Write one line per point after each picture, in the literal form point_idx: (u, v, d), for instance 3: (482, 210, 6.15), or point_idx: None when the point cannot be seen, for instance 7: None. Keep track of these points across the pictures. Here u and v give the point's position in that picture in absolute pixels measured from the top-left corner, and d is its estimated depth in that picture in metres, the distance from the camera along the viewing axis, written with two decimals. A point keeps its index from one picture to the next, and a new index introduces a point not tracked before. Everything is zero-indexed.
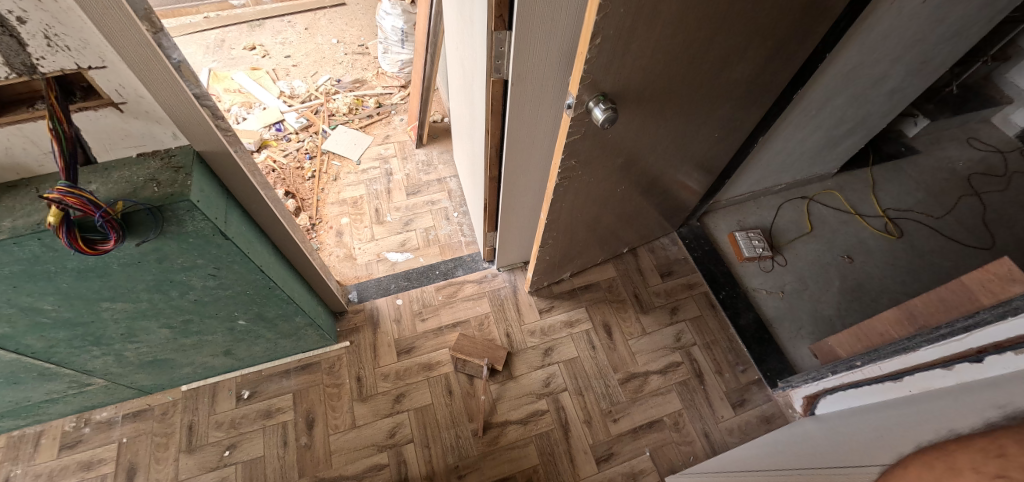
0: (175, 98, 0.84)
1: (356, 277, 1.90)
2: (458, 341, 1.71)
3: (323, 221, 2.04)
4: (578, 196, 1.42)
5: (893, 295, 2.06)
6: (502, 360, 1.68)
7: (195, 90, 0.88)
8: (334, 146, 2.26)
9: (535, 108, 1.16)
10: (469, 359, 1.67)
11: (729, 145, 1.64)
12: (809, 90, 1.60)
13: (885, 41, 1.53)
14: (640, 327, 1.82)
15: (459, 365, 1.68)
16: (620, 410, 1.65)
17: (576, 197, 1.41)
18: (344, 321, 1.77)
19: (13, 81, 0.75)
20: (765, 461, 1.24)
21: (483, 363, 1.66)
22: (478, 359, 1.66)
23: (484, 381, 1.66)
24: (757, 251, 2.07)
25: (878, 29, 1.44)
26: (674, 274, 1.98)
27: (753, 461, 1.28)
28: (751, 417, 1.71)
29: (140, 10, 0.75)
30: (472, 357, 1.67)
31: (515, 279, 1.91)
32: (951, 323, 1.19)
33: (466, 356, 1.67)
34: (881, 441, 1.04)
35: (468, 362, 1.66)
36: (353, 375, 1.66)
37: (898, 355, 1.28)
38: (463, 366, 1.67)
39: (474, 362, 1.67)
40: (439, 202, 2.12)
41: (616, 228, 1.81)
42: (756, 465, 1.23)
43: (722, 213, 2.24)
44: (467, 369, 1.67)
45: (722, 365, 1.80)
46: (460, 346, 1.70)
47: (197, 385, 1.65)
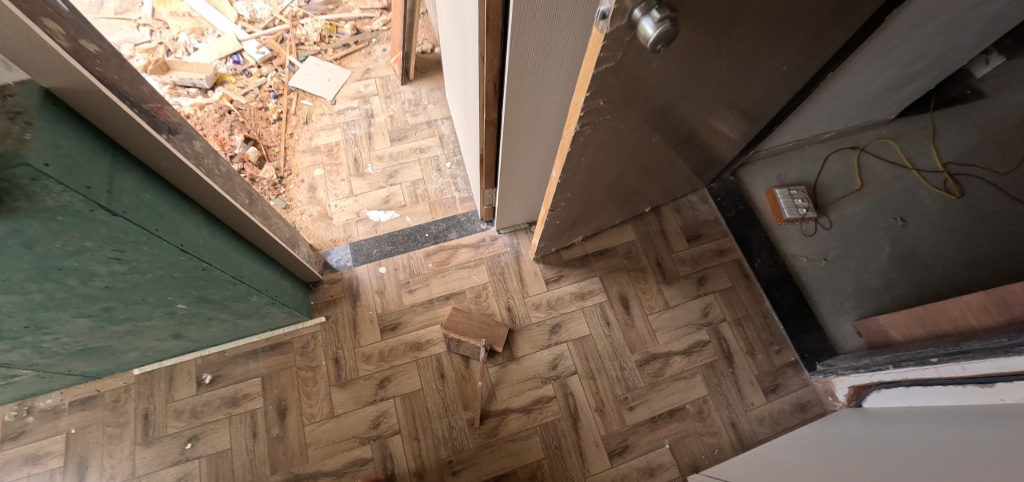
0: None
1: (332, 240, 1.62)
2: (450, 317, 1.45)
3: (292, 174, 1.73)
4: (600, 148, 1.11)
5: (951, 262, 1.79)
6: (503, 341, 1.43)
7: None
8: (304, 83, 1.91)
9: (550, 28, 0.82)
10: (464, 339, 1.42)
11: (786, 82, 1.31)
12: (896, 13, 1.25)
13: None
14: (662, 300, 1.57)
15: (452, 346, 1.44)
16: (638, 396, 1.44)
17: (597, 149, 1.10)
18: (319, 293, 1.51)
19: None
20: (801, 471, 1.04)
21: (480, 344, 1.42)
22: (474, 339, 1.42)
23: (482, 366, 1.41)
24: (801, 212, 1.78)
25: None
26: (703, 238, 1.69)
27: (787, 470, 1.09)
28: (783, 404, 1.52)
29: None
30: (467, 337, 1.42)
31: (516, 243, 1.61)
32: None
33: (460, 336, 1.42)
34: (974, 463, 0.81)
35: (463, 345, 1.43)
36: (331, 357, 1.43)
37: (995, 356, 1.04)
38: (459, 349, 1.43)
39: (470, 343, 1.42)
40: (428, 149, 1.79)
41: (640, 185, 1.51)
42: (789, 474, 1.03)
43: (759, 165, 1.92)
44: (461, 351, 1.43)
45: (754, 344, 1.57)
46: (454, 324, 1.44)
47: (152, 368, 1.43)
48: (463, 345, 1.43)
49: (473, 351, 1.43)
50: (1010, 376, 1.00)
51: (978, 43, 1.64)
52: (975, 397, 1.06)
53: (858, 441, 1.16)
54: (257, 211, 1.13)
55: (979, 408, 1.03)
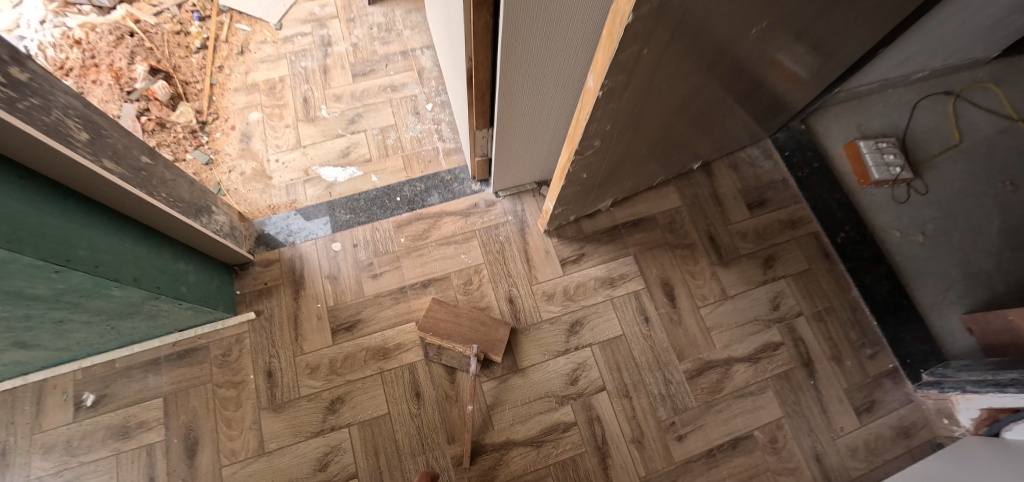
0: None
1: (270, 207, 1.18)
2: (428, 314, 1.02)
3: (219, 118, 1.29)
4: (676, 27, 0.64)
5: None
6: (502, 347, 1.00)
7: None
8: (239, 1, 1.44)
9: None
10: (448, 344, 1.00)
11: None
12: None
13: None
14: (719, 287, 1.16)
15: (433, 352, 1.03)
16: (689, 421, 1.04)
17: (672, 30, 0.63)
18: (247, 279, 1.09)
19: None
20: None
21: (470, 351, 0.99)
22: (461, 344, 0.99)
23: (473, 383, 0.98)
24: (893, 172, 1.37)
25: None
26: (768, 205, 1.27)
27: None
28: (881, 429, 1.12)
29: None
30: (452, 343, 0.99)
31: (520, 211, 1.18)
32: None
33: (442, 340, 0.99)
34: None
35: (447, 351, 1.02)
36: (261, 369, 1.02)
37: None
38: (441, 357, 1.02)
39: (457, 350, 1.00)
40: (403, 87, 1.34)
41: (697, 128, 1.08)
42: None
43: (834, 113, 1.49)
44: (444, 360, 1.02)
45: (841, 347, 1.16)
46: (432, 325, 1.01)
47: (12, 386, 1.01)
48: (449, 351, 1.02)
49: (461, 361, 1.01)
50: None
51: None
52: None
53: (992, 480, 0.80)
54: (97, 150, 0.72)
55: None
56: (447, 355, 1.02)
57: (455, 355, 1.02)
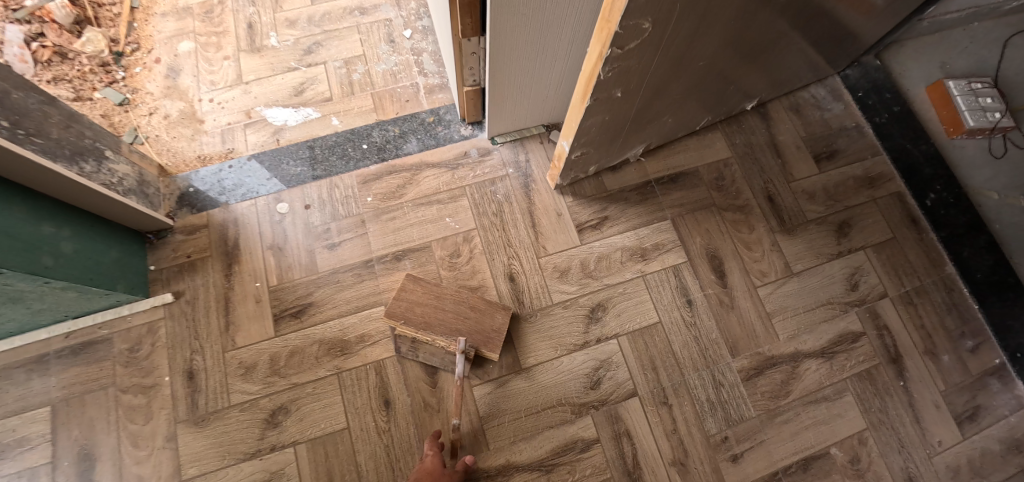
0: None
1: (200, 158, 0.91)
2: (399, 297, 0.76)
3: (139, 49, 1.01)
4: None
5: None
6: (499, 342, 0.75)
7: None
8: None
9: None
10: (426, 335, 0.74)
11: None
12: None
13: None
14: (781, 262, 0.89)
15: (408, 346, 0.77)
16: (746, 435, 0.79)
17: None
18: (166, 250, 0.83)
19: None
20: None
21: (455, 344, 0.74)
22: (444, 335, 0.74)
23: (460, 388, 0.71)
24: (991, 118, 1.07)
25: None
26: (839, 157, 1.00)
27: None
28: (989, 443, 0.87)
29: None
30: (432, 334, 0.74)
31: (523, 162, 0.91)
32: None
33: (419, 330, 0.74)
34: None
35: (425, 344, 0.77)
36: (180, 369, 0.77)
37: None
38: (418, 353, 0.77)
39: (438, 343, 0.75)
40: (375, 10, 1.05)
41: (764, 46, 0.80)
42: None
43: (912, 49, 1.20)
44: (422, 355, 0.77)
45: (936, 338, 0.91)
46: (405, 311, 0.75)
47: None
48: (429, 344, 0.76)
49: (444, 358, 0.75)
50: None
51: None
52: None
53: None
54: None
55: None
56: (425, 348, 0.77)
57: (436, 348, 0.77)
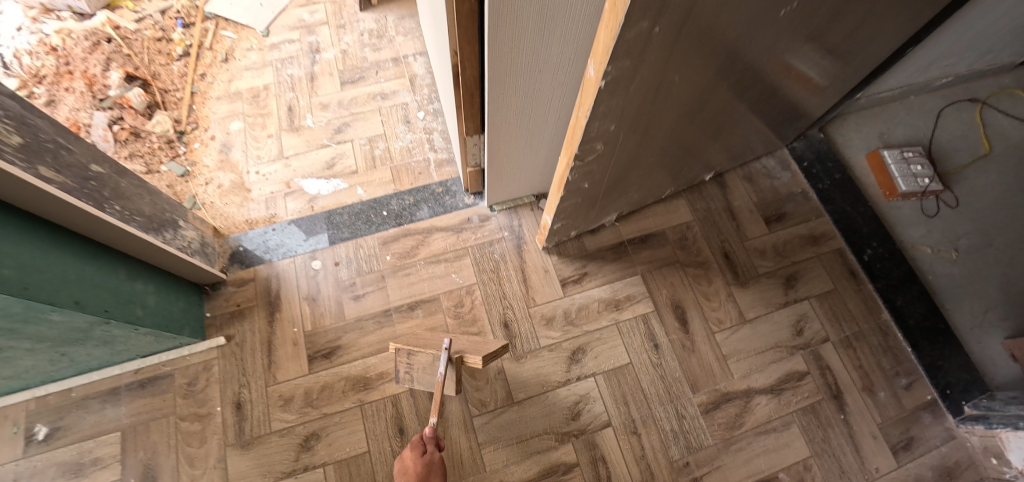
0: None
1: (248, 222, 1.09)
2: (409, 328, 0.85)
3: (197, 128, 1.21)
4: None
5: None
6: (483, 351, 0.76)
7: None
8: (225, 8, 1.39)
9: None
10: (421, 347, 0.79)
11: None
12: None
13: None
14: (736, 310, 1.05)
15: (405, 369, 0.80)
16: (705, 461, 0.93)
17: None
18: (219, 301, 1.00)
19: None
20: None
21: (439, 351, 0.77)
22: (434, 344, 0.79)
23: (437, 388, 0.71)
24: (920, 183, 1.27)
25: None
26: (787, 219, 1.17)
27: None
28: (922, 470, 1.00)
29: None
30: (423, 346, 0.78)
31: (517, 226, 1.09)
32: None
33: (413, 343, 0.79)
34: None
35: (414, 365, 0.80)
36: (230, 400, 0.93)
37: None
38: (410, 376, 0.79)
39: (425, 355, 0.78)
40: (394, 95, 1.26)
41: (711, 133, 0.98)
42: None
43: (855, 121, 1.40)
44: (416, 377, 0.79)
45: (873, 377, 1.05)
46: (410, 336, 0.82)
47: None
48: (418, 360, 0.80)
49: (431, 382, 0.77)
50: None
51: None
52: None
53: None
54: (32, 156, 0.64)
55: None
56: (415, 368, 0.79)
57: (424, 363, 0.78)
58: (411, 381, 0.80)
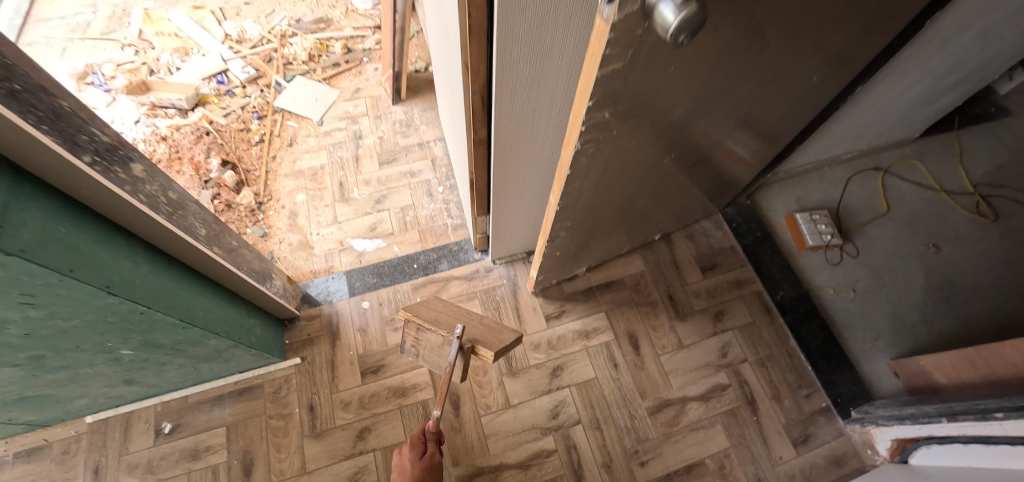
0: None
1: (313, 272, 1.47)
2: (421, 303, 0.94)
3: (272, 200, 1.60)
4: (613, 153, 0.88)
5: (994, 291, 1.63)
6: (494, 344, 0.86)
7: None
8: (289, 103, 1.81)
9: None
10: (432, 326, 0.89)
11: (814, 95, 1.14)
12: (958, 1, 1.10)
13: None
14: (676, 338, 1.41)
15: (411, 340, 0.93)
16: (650, 449, 1.28)
17: (609, 156, 0.87)
18: (294, 331, 1.36)
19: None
20: None
21: (451, 334, 0.87)
22: (444, 327, 0.88)
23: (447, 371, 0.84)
24: (825, 238, 1.62)
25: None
26: (718, 268, 1.54)
27: None
28: (816, 458, 1.32)
29: None
30: (434, 326, 0.88)
31: (513, 275, 1.47)
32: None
33: (426, 320, 0.89)
34: None
35: (424, 340, 0.91)
36: (305, 404, 1.28)
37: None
38: (418, 350, 0.93)
39: (438, 335, 0.89)
40: (419, 173, 1.66)
41: (652, 210, 1.36)
42: None
43: (777, 188, 1.76)
44: (422, 350, 0.92)
45: (780, 388, 1.40)
46: (421, 311, 0.91)
47: (106, 416, 1.28)
48: (428, 338, 0.91)
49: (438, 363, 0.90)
50: None
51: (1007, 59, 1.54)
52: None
53: None
54: (215, 240, 1.00)
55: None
56: (424, 345, 0.92)
57: (433, 343, 0.90)
58: (417, 354, 0.94)
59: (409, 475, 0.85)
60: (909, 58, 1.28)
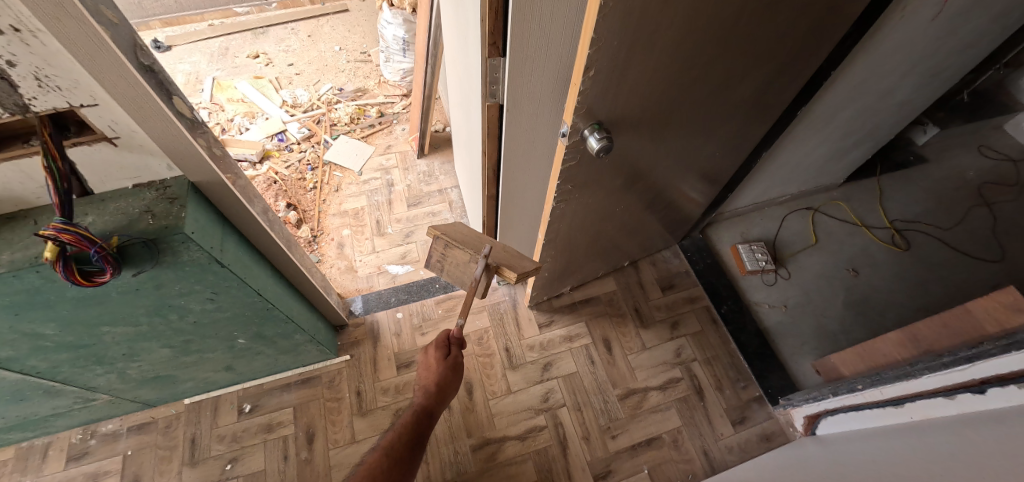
0: (181, 141, 0.85)
1: (357, 289, 1.90)
2: (449, 228, 1.03)
3: (324, 234, 2.04)
4: (580, 204, 1.33)
5: (907, 309, 1.94)
6: (518, 267, 0.95)
7: (195, 131, 0.89)
8: (335, 156, 2.27)
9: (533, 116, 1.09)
10: (459, 245, 0.98)
11: (727, 160, 1.54)
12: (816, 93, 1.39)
13: (897, 27, 1.28)
14: (640, 342, 1.81)
15: (437, 256, 1.01)
16: (619, 426, 1.65)
17: (577, 205, 1.32)
18: (344, 335, 1.77)
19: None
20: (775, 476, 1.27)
21: (478, 254, 0.96)
22: (470, 247, 0.97)
23: (472, 284, 0.95)
24: (761, 264, 2.01)
25: (894, 16, 1.23)
26: (675, 288, 1.97)
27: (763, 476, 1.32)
28: (750, 435, 1.67)
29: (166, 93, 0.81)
30: (462, 245, 0.97)
31: (514, 293, 1.92)
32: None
33: (455, 240, 0.98)
34: (885, 458, 1.07)
35: (450, 257, 0.99)
36: (353, 390, 1.67)
37: (942, 369, 1.12)
38: (443, 266, 1.01)
39: (464, 253, 0.97)
40: (439, 213, 2.11)
41: (619, 243, 1.79)
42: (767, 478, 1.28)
43: (724, 225, 2.18)
44: (446, 266, 1.00)
45: (722, 381, 1.77)
46: (449, 234, 1.00)
47: (200, 398, 1.67)
48: (455, 254, 0.99)
49: (462, 277, 0.99)
50: (914, 397, 1.18)
51: (903, 119, 1.84)
52: (942, 408, 1.11)
53: (805, 452, 1.42)
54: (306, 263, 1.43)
55: (942, 419, 1.09)
56: (449, 260, 1.00)
57: (460, 260, 0.98)
58: (441, 270, 1.02)
59: (436, 371, 1.05)
60: (803, 136, 1.65)
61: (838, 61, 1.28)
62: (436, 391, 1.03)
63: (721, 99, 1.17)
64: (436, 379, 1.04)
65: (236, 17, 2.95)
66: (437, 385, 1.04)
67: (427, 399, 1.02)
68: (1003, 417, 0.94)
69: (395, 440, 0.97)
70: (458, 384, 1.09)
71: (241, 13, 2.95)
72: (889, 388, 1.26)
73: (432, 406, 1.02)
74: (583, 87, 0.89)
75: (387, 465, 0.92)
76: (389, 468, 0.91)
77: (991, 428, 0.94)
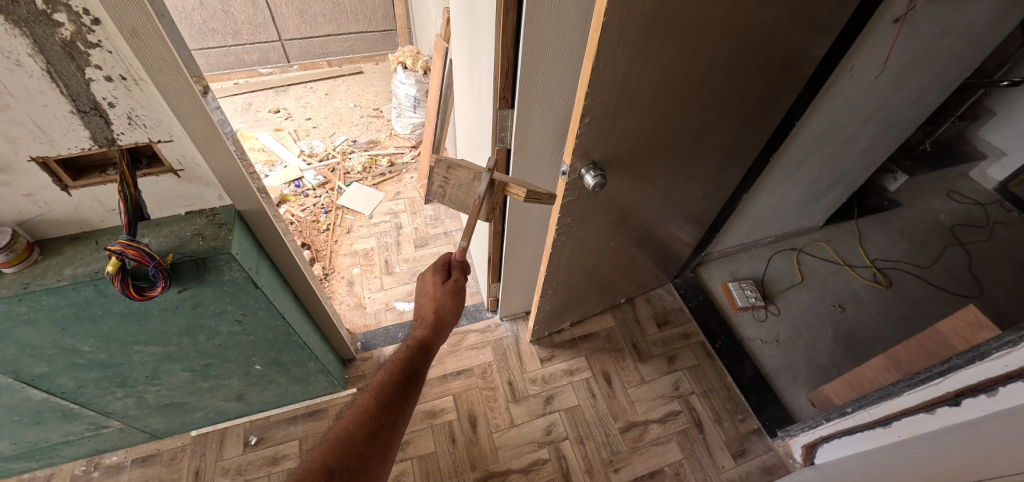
0: (236, 174, 0.98)
1: (365, 325, 1.97)
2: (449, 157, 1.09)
3: (335, 271, 2.14)
4: (579, 238, 1.45)
5: (892, 342, 2.03)
6: (524, 185, 1.05)
7: (246, 165, 1.02)
8: (348, 201, 2.42)
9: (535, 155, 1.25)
10: (461, 165, 1.06)
11: (712, 199, 1.68)
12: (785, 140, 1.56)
13: (847, 84, 1.48)
14: (638, 376, 1.88)
15: (439, 183, 1.10)
16: (622, 459, 1.68)
17: (577, 239, 1.44)
18: (352, 368, 1.82)
19: (82, 155, 0.88)
20: None
21: (483, 171, 1.04)
22: (473, 167, 1.06)
23: (477, 201, 1.05)
24: (751, 300, 2.11)
25: (843, 75, 1.43)
26: (670, 324, 2.06)
27: None
28: (750, 468, 1.69)
29: (230, 134, 0.96)
30: (465, 165, 1.06)
31: (516, 329, 2.00)
32: (1002, 335, 1.06)
33: (459, 161, 1.07)
34: (877, 471, 1.12)
35: (453, 179, 1.08)
36: None
37: (920, 385, 1.20)
38: (445, 190, 1.10)
39: (468, 173, 1.06)
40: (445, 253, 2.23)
41: (616, 280, 1.90)
42: None
43: (714, 265, 2.30)
44: (450, 188, 1.10)
45: (721, 413, 1.81)
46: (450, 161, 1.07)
47: (207, 430, 1.69)
48: (457, 175, 1.08)
49: (465, 198, 1.09)
50: (899, 415, 1.25)
51: (869, 166, 2.03)
52: (924, 424, 1.17)
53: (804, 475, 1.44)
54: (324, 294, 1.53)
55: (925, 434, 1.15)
56: (452, 183, 1.09)
57: (462, 180, 1.07)
58: (443, 195, 1.11)
59: (435, 295, 1.13)
60: (778, 180, 1.82)
61: (800, 112, 1.46)
62: (434, 318, 1.12)
63: (700, 143, 1.33)
64: (435, 306, 1.12)
65: (260, 77, 3.21)
66: (435, 312, 1.12)
67: (426, 328, 1.11)
68: (975, 425, 1.02)
69: (386, 380, 1.03)
70: (459, 308, 1.17)
71: (264, 73, 3.22)
72: (875, 408, 1.33)
73: (429, 337, 1.11)
74: (581, 131, 1.04)
75: (380, 402, 0.99)
76: (382, 405, 0.99)
77: (964, 436, 1.01)
